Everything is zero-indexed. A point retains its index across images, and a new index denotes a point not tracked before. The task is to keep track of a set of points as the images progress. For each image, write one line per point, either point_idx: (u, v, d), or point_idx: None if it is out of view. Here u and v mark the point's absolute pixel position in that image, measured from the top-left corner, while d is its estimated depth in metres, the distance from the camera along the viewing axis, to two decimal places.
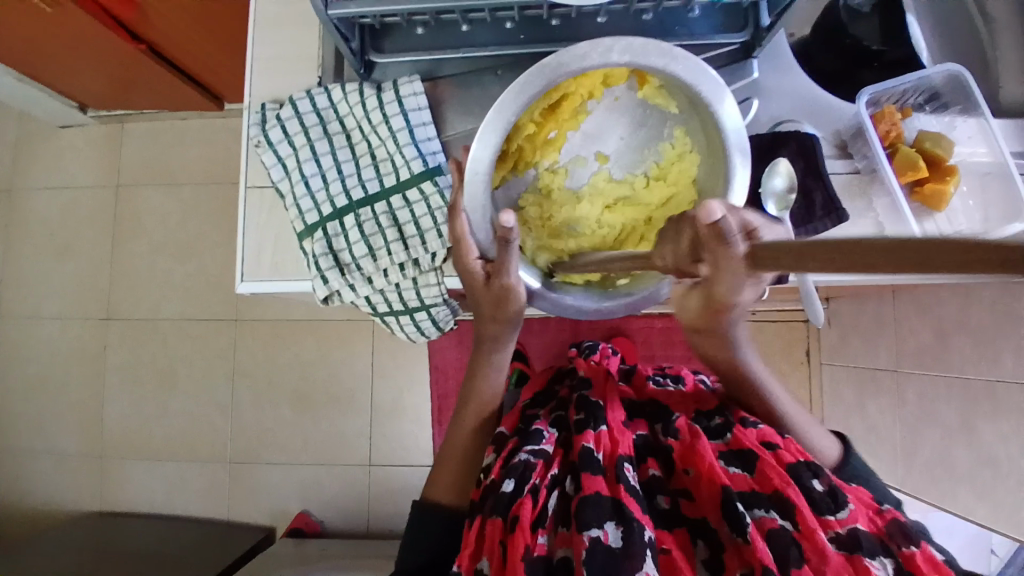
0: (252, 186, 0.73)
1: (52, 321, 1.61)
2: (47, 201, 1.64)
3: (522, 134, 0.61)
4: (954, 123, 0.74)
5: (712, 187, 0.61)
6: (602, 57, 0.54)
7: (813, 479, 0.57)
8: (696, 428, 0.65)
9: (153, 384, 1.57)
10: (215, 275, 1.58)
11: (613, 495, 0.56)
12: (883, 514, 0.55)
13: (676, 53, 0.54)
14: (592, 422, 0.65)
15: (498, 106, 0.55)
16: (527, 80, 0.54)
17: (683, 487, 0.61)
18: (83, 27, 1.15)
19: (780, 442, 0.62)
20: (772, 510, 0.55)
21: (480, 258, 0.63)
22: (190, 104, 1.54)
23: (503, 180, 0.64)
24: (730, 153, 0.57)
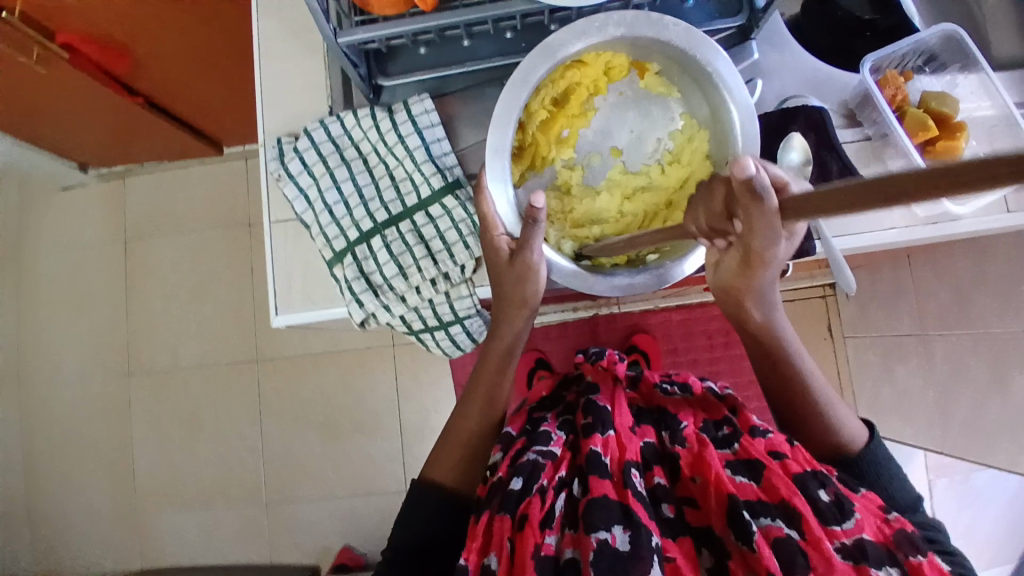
0: (275, 221, 0.74)
1: (73, 380, 1.61)
2: (57, 263, 1.65)
3: (534, 127, 0.63)
4: (955, 82, 0.76)
5: (723, 156, 0.63)
6: (601, 31, 0.58)
7: (819, 488, 0.54)
8: (705, 436, 0.62)
9: (180, 433, 1.57)
10: (230, 316, 1.59)
11: (620, 500, 0.55)
12: (890, 521, 0.53)
13: (667, 23, 0.59)
14: (600, 427, 0.62)
15: (509, 86, 0.58)
16: (534, 58, 0.58)
17: (688, 494, 0.59)
18: (80, 86, 1.16)
19: (787, 450, 0.59)
20: (779, 518, 0.54)
21: (506, 235, 0.64)
22: (189, 151, 1.56)
23: (521, 177, 0.65)
24: (735, 115, 0.61)
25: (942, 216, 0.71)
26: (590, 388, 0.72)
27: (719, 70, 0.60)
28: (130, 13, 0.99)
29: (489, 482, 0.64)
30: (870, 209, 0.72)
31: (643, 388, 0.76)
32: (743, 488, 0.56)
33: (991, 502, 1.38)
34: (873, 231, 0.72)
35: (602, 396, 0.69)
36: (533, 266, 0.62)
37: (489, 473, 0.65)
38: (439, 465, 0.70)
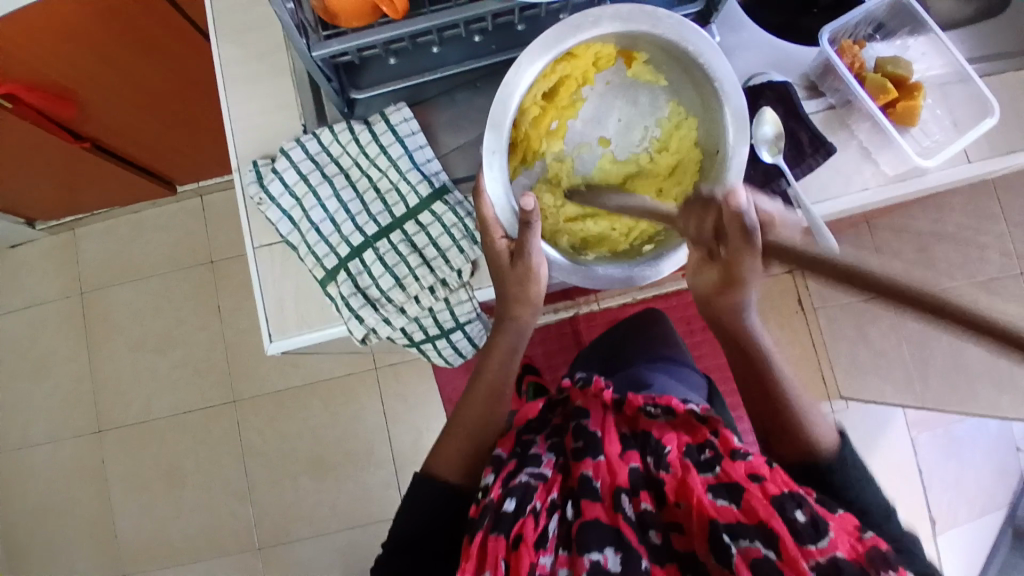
0: (260, 245, 0.73)
1: (41, 447, 1.52)
2: (10, 326, 1.57)
3: (526, 120, 0.63)
4: (906, 45, 0.82)
5: (713, 143, 0.64)
6: (594, 25, 0.59)
7: (796, 509, 0.56)
8: (688, 461, 0.64)
9: (161, 487, 1.50)
10: (203, 359, 1.53)
11: (612, 523, 0.60)
12: (865, 540, 0.54)
13: (661, 15, 0.59)
14: (591, 451, 0.66)
15: (504, 84, 0.59)
16: (528, 54, 0.59)
17: (674, 520, 0.62)
18: (23, 137, 1.11)
19: (767, 472, 0.60)
20: (756, 540, 0.56)
21: (504, 237, 0.65)
22: (141, 194, 1.50)
23: (515, 171, 0.66)
24: (726, 102, 0.61)
25: (911, 173, 0.74)
26: (579, 413, 0.73)
27: (709, 62, 0.61)
28: (73, 55, 0.95)
29: (479, 502, 0.65)
30: (843, 173, 0.75)
31: (628, 413, 0.72)
32: (724, 512, 0.59)
33: (975, 449, 1.43)
34: (849, 194, 0.75)
35: (594, 422, 0.71)
36: (535, 272, 0.64)
37: (482, 495, 0.65)
38: (442, 459, 0.72)
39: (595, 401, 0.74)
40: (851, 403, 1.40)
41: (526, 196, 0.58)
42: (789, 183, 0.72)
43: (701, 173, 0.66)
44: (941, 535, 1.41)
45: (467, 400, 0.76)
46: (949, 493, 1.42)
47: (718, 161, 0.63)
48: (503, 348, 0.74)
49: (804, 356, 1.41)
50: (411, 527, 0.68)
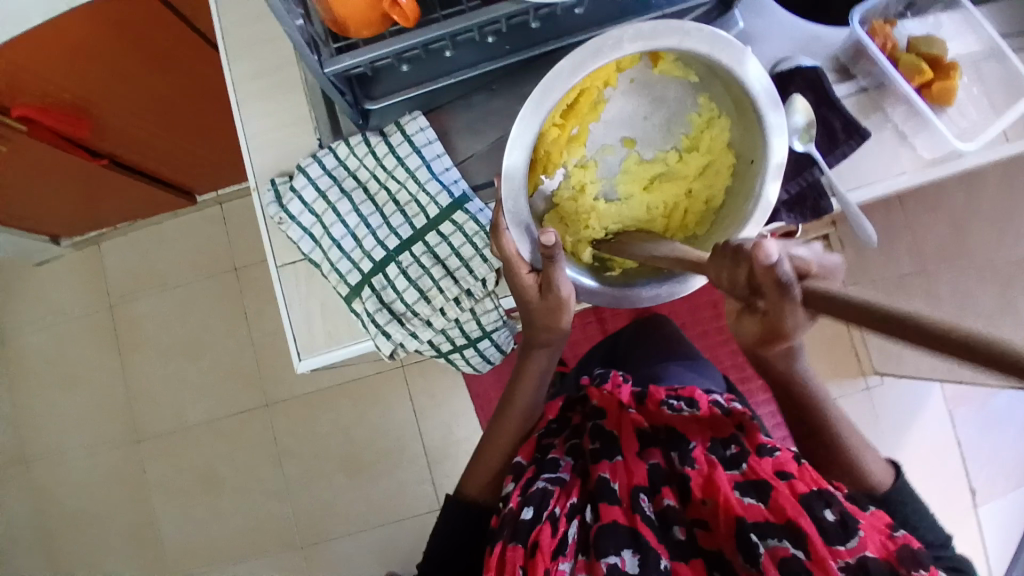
0: (283, 263, 0.72)
1: (81, 457, 1.56)
2: (43, 341, 1.60)
3: (548, 138, 0.61)
4: (940, 22, 0.77)
5: (750, 150, 0.62)
6: (616, 49, 0.54)
7: (825, 508, 0.55)
8: (714, 457, 0.64)
9: (200, 491, 1.53)
10: (231, 365, 1.55)
11: (630, 524, 0.60)
12: (896, 537, 0.52)
13: (689, 28, 0.55)
14: (608, 454, 0.67)
15: (521, 121, 0.55)
16: (545, 88, 0.55)
17: (698, 517, 0.62)
18: (42, 157, 1.11)
19: (794, 469, 0.59)
20: (784, 538, 0.55)
21: (531, 270, 0.65)
22: (161, 205, 1.51)
23: (536, 185, 0.64)
24: (764, 114, 0.58)
25: (949, 156, 0.72)
26: (596, 414, 0.74)
27: (743, 73, 0.57)
28: (84, 74, 0.95)
29: (501, 513, 0.66)
30: (880, 160, 0.73)
31: (649, 406, 0.73)
32: (750, 510, 0.58)
33: (1016, 421, 1.40)
34: (888, 179, 0.73)
35: (612, 423, 0.72)
36: (565, 300, 0.64)
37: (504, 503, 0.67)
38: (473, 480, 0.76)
39: (610, 398, 0.75)
40: (887, 379, 1.39)
41: (545, 232, 0.57)
42: (821, 172, 0.71)
43: (733, 178, 0.64)
44: (980, 509, 1.38)
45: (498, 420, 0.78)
46: (990, 467, 1.39)
47: (752, 172, 0.62)
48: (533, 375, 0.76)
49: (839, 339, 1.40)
50: (437, 548, 0.71)
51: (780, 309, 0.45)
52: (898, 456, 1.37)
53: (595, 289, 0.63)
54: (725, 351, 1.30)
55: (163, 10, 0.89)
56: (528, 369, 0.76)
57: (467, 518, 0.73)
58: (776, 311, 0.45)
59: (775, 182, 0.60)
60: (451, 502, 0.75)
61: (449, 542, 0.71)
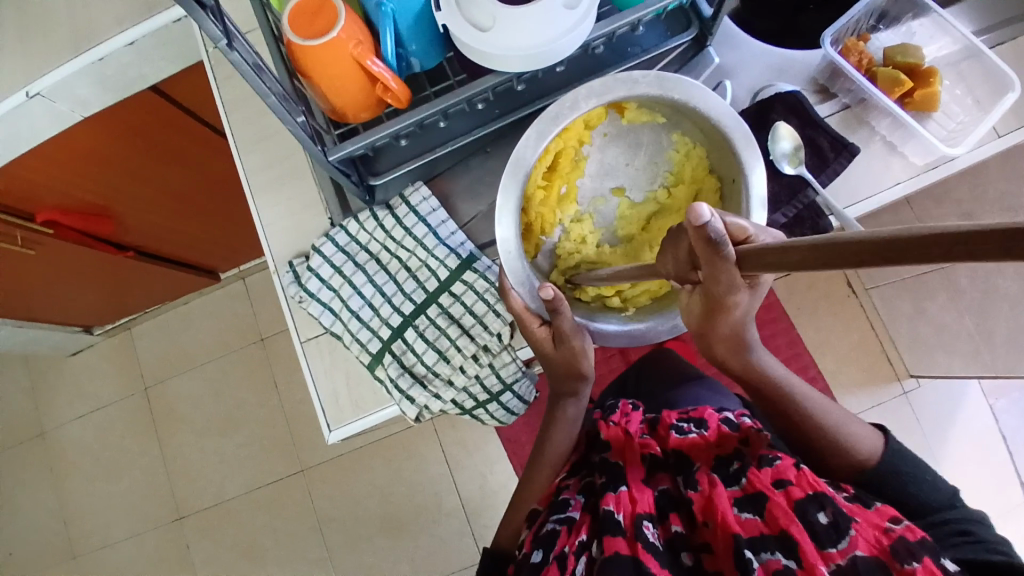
0: (306, 338, 0.75)
1: (127, 541, 1.59)
2: (83, 430, 1.65)
3: (536, 201, 0.65)
4: (912, 30, 0.80)
5: (728, 169, 0.64)
6: (574, 108, 0.61)
7: (818, 511, 0.55)
8: (714, 476, 0.63)
9: (244, 564, 1.54)
10: (266, 434, 1.58)
11: (634, 554, 0.57)
12: (891, 532, 0.52)
13: (635, 77, 0.61)
14: (612, 484, 0.66)
15: (503, 189, 0.62)
16: (519, 157, 0.62)
17: (704, 541, 0.60)
18: (71, 255, 1.17)
19: (793, 476, 0.59)
20: (777, 550, 0.54)
21: (542, 323, 0.69)
22: (187, 286, 1.57)
23: (537, 246, 0.68)
24: (728, 133, 0.61)
25: (940, 160, 0.73)
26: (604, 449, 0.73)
27: (699, 103, 0.61)
28: (103, 176, 1.01)
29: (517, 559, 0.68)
30: (869, 172, 0.74)
31: (659, 431, 0.74)
32: (747, 526, 0.57)
33: None
34: (879, 191, 0.74)
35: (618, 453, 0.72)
36: (580, 349, 0.70)
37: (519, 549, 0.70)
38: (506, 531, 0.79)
39: (617, 429, 0.75)
40: (922, 380, 1.37)
41: (545, 287, 0.61)
42: (816, 192, 0.72)
43: (722, 201, 0.66)
44: None
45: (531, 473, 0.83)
46: None
47: (736, 190, 0.63)
48: (563, 422, 0.81)
49: (865, 346, 1.38)
50: None
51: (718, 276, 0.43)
52: (944, 458, 1.34)
53: (615, 331, 0.65)
54: None
55: (177, 112, 0.95)
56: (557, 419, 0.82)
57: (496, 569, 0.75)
58: (711, 277, 0.43)
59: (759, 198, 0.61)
60: (485, 557, 0.77)
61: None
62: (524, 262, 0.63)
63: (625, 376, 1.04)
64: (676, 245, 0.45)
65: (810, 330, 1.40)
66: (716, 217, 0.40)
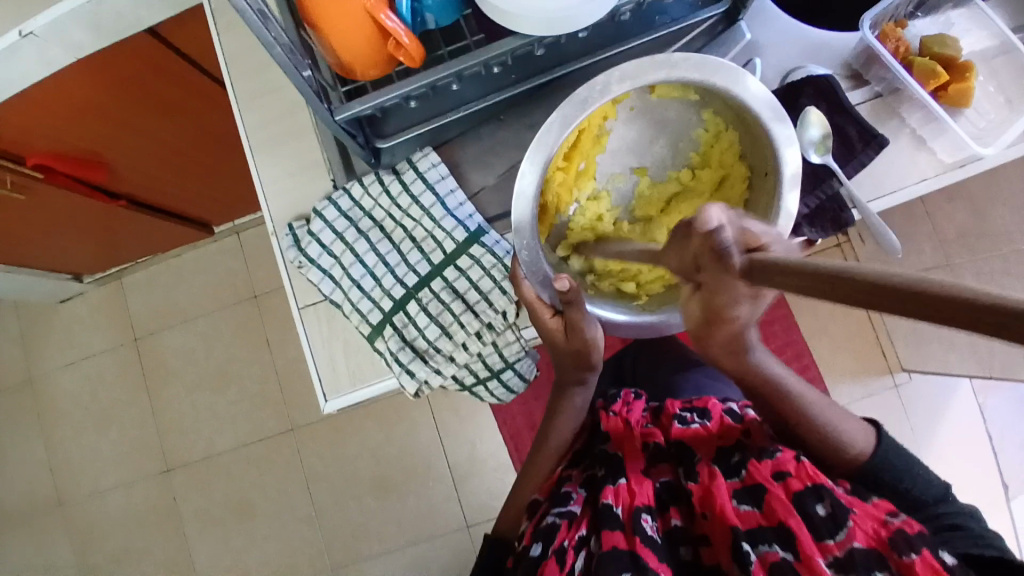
0: (304, 305, 0.73)
1: (116, 490, 1.59)
2: (73, 379, 1.63)
3: (555, 182, 0.62)
4: (950, 21, 0.76)
5: (761, 159, 0.60)
6: (604, 93, 0.56)
7: (816, 503, 0.54)
8: (715, 468, 0.62)
9: (232, 519, 1.54)
10: (256, 392, 1.56)
11: (630, 547, 0.57)
12: (889, 523, 0.50)
13: (673, 60, 0.55)
14: (610, 479, 0.66)
15: (521, 176, 0.58)
16: (539, 144, 0.57)
17: (703, 533, 0.60)
18: (61, 202, 1.13)
19: (792, 468, 0.57)
20: (774, 543, 0.54)
21: (553, 312, 0.66)
22: (180, 240, 1.54)
23: (551, 226, 0.65)
24: (766, 123, 0.57)
25: (970, 158, 0.70)
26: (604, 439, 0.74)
27: (737, 90, 0.56)
28: (94, 123, 0.97)
29: (518, 550, 0.69)
30: (895, 166, 0.71)
31: (663, 420, 0.73)
32: (745, 518, 0.57)
33: None
34: (905, 187, 0.71)
35: (616, 444, 0.72)
36: (592, 341, 0.66)
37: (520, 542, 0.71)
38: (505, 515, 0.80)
39: (617, 420, 0.75)
40: (915, 375, 1.37)
41: (560, 278, 0.58)
42: (840, 183, 0.69)
43: (750, 189, 0.63)
44: (1019, 502, 1.35)
45: (534, 457, 0.82)
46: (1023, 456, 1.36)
47: (768, 184, 0.60)
48: (569, 411, 0.79)
49: (863, 337, 1.39)
50: None
51: (722, 286, 0.40)
52: (931, 451, 1.35)
53: (627, 323, 0.62)
54: None
55: (174, 58, 0.90)
56: (563, 407, 0.79)
57: (495, 557, 0.76)
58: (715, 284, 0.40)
59: (794, 192, 0.57)
60: (487, 544, 0.78)
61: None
62: (539, 249, 0.60)
63: (622, 355, 1.03)
64: (682, 246, 0.41)
65: (810, 318, 1.39)
66: (726, 224, 0.38)
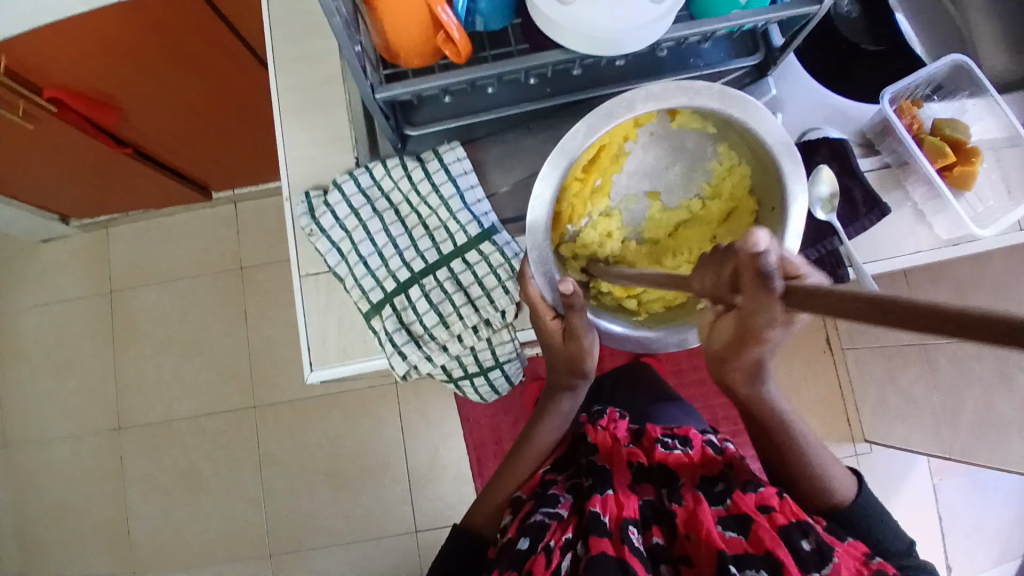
0: (306, 274, 0.73)
1: (63, 442, 1.54)
2: (40, 321, 1.59)
3: (570, 192, 0.64)
4: (965, 107, 0.81)
5: (770, 194, 0.63)
6: (629, 109, 0.58)
7: (802, 538, 0.56)
8: (699, 493, 0.64)
9: (179, 489, 1.50)
10: (226, 364, 1.54)
11: (619, 556, 0.57)
12: (869, 564, 0.54)
13: (698, 87, 0.58)
14: (598, 487, 0.66)
15: (540, 178, 0.59)
16: (561, 151, 0.59)
17: (684, 554, 0.61)
18: (68, 139, 1.11)
19: (776, 503, 0.59)
20: (762, 569, 0.55)
21: (554, 317, 0.68)
22: (177, 199, 1.52)
23: (562, 237, 0.67)
24: (778, 159, 0.60)
25: (965, 238, 0.74)
26: (591, 451, 0.75)
27: (755, 124, 0.59)
28: (121, 70, 0.96)
29: (499, 543, 0.69)
30: (896, 233, 0.75)
31: (645, 443, 0.76)
32: (731, 543, 0.58)
33: (996, 497, 1.41)
34: (901, 255, 0.75)
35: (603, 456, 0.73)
36: (587, 349, 0.69)
37: (501, 536, 0.70)
38: (479, 513, 0.79)
39: (605, 434, 0.76)
40: (876, 446, 1.40)
41: (566, 281, 0.60)
42: (841, 242, 0.72)
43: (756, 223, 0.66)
44: None
45: (513, 458, 0.83)
46: (966, 541, 1.40)
47: (774, 218, 0.62)
48: (555, 415, 0.82)
49: (831, 401, 1.42)
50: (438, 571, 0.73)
51: (759, 308, 0.39)
52: None
53: (624, 335, 0.64)
54: (719, 404, 1.29)
55: (213, 17, 0.91)
56: (549, 412, 0.83)
57: (467, 549, 0.75)
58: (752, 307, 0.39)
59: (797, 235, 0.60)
60: (454, 535, 0.77)
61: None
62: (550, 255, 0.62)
63: (602, 379, 1.05)
64: (719, 266, 0.41)
65: (783, 374, 1.42)
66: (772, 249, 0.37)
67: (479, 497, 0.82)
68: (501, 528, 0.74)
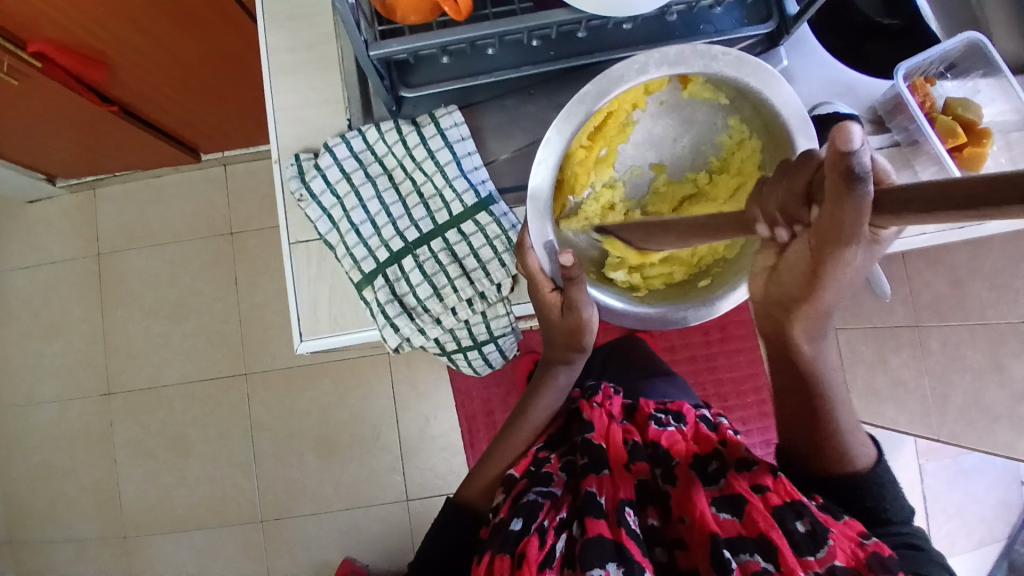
0: (296, 241, 0.71)
1: (50, 404, 1.52)
2: (25, 282, 1.55)
3: (574, 159, 0.62)
4: (977, 88, 0.78)
5: None
6: (641, 72, 0.55)
7: (796, 519, 0.55)
8: (692, 474, 0.64)
9: (168, 453, 1.50)
10: (216, 330, 1.52)
11: (615, 538, 0.57)
12: (865, 545, 0.52)
13: (714, 52, 0.55)
14: (594, 467, 0.66)
15: (546, 142, 0.57)
16: (567, 115, 0.56)
17: (679, 535, 0.61)
18: (51, 96, 1.06)
19: (770, 483, 0.59)
20: (756, 552, 0.55)
21: (553, 288, 0.66)
22: (165, 160, 1.48)
23: (563, 207, 0.65)
24: (793, 133, 0.57)
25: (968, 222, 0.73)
26: (584, 427, 0.73)
27: (772, 95, 0.57)
28: (104, 25, 0.91)
29: (492, 523, 0.68)
30: None
31: (638, 419, 0.76)
32: (725, 526, 0.58)
33: (980, 479, 1.42)
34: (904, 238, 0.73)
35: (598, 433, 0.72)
36: (586, 322, 0.68)
37: (494, 516, 0.70)
38: (470, 487, 0.79)
39: (600, 412, 0.75)
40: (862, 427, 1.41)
41: (565, 253, 0.58)
42: None
43: None
44: None
45: (509, 431, 0.82)
46: (949, 522, 1.42)
47: None
48: (552, 389, 0.81)
49: None
50: (429, 552, 0.73)
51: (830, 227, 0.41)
52: None
53: (623, 311, 0.62)
54: (711, 381, 1.29)
55: None
56: (547, 382, 0.81)
57: (460, 523, 0.75)
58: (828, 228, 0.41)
59: None
60: (446, 511, 0.77)
61: (444, 548, 0.73)
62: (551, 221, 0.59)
63: (593, 354, 1.04)
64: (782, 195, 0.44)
65: None
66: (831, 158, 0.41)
67: (470, 472, 0.82)
68: (494, 507, 0.72)
